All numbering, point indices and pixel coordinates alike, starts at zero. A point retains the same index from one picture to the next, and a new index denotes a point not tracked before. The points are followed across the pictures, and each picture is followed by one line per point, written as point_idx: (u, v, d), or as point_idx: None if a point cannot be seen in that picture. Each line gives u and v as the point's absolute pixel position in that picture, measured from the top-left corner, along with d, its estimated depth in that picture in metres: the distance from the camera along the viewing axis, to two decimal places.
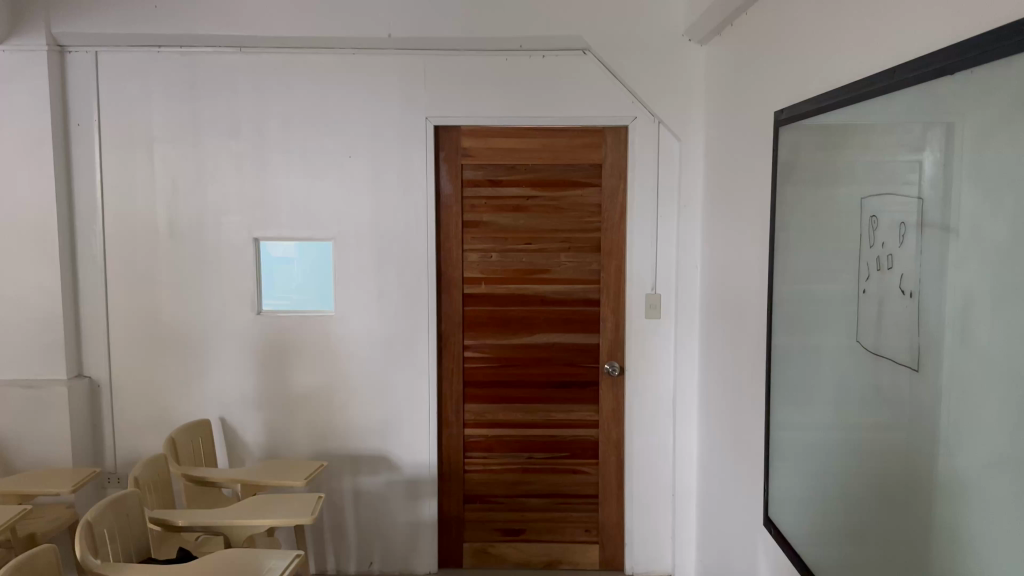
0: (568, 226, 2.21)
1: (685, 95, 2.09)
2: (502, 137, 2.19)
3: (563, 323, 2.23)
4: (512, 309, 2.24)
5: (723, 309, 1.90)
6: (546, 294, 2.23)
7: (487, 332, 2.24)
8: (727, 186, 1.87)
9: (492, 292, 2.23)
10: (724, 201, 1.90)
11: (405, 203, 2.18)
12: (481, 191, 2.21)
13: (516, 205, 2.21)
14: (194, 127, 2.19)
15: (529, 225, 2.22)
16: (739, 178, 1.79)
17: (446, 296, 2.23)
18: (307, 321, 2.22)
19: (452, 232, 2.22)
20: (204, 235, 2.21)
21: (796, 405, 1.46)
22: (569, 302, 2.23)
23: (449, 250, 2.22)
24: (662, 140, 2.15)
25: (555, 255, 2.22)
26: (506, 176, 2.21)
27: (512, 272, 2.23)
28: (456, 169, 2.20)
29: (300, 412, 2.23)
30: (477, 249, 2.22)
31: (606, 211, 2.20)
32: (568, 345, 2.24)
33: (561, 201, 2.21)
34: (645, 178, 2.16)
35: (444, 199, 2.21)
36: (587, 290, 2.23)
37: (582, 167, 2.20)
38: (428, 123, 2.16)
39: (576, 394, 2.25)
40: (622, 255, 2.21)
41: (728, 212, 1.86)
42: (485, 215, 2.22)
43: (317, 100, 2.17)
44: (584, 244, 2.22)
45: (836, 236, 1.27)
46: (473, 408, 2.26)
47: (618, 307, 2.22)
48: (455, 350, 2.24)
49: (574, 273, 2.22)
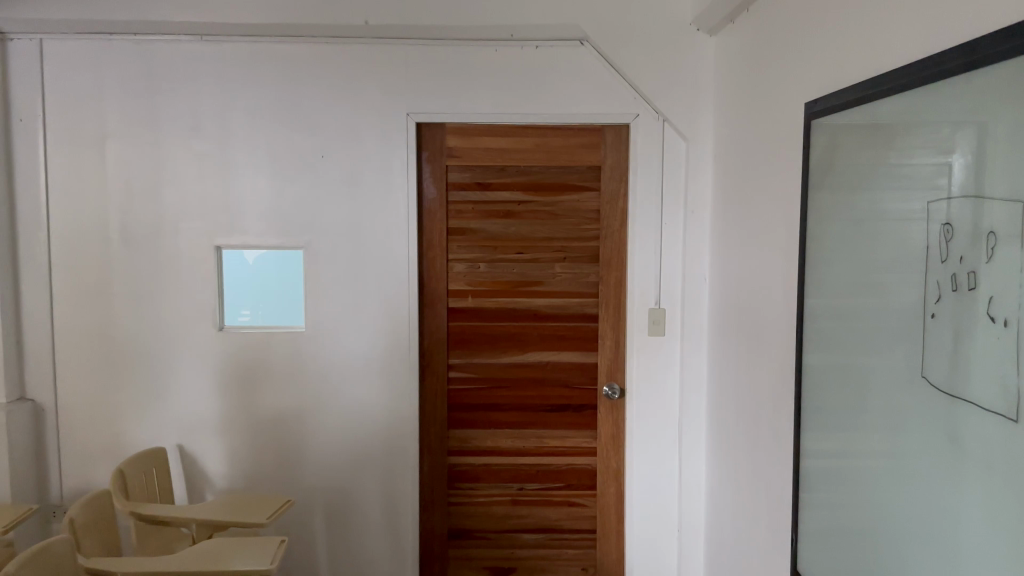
0: (563, 234, 2.01)
1: (694, 90, 1.90)
2: (491, 136, 1.98)
3: (557, 340, 2.03)
4: (501, 326, 2.03)
5: (739, 327, 1.70)
6: (540, 309, 2.03)
7: (474, 350, 2.04)
8: (744, 191, 1.67)
9: (479, 306, 2.03)
10: (738, 207, 1.70)
11: (384, 208, 1.97)
12: (468, 195, 2.01)
13: (507, 211, 2.01)
14: (152, 123, 1.98)
15: (521, 233, 2.02)
16: (758, 182, 1.59)
17: (429, 310, 2.02)
18: (274, 339, 2.00)
19: (436, 240, 2.01)
20: (161, 244, 2.00)
21: (830, 443, 1.26)
22: (564, 318, 2.03)
23: (432, 260, 2.01)
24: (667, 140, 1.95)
25: (548, 265, 2.02)
26: (495, 180, 2.00)
27: (501, 284, 2.03)
28: (440, 171, 2.00)
29: (267, 439, 2.02)
30: (463, 259, 2.02)
31: (605, 218, 2.00)
32: (563, 364, 2.04)
33: (555, 207, 2.01)
34: (648, 181, 1.96)
35: (427, 204, 2.01)
36: (584, 304, 2.02)
37: (578, 169, 2.00)
38: (410, 120, 1.96)
39: (572, 418, 2.05)
40: (622, 266, 2.01)
41: (745, 220, 1.65)
42: (473, 221, 2.01)
43: (287, 94, 1.96)
44: (581, 254, 2.02)
45: (885, 247, 1.06)
46: (458, 435, 2.05)
47: (618, 324, 2.02)
48: (439, 370, 2.03)
49: (570, 285, 2.02)
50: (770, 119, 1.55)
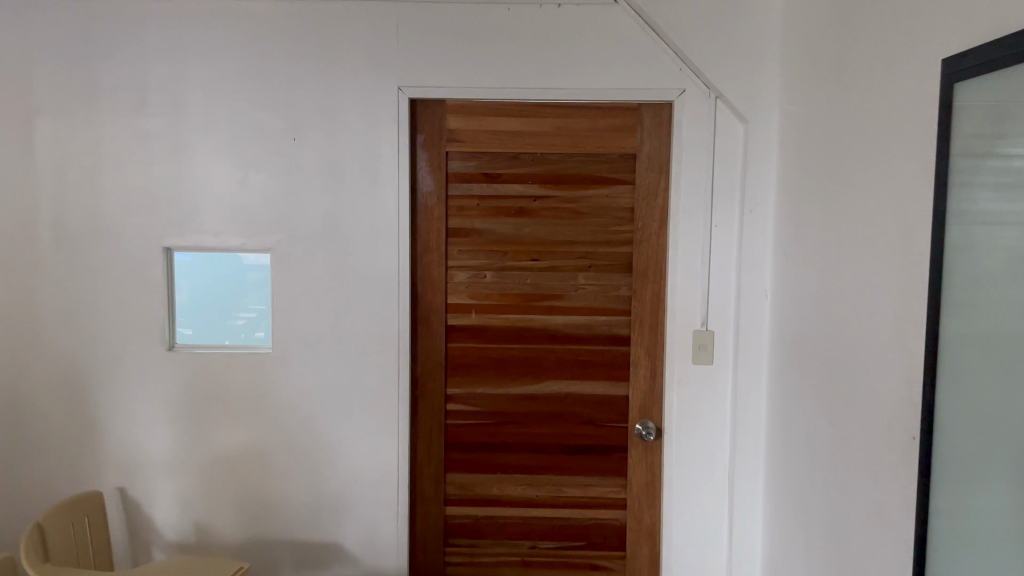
0: (588, 237, 1.64)
1: (756, 61, 1.53)
2: (501, 116, 1.61)
3: (579, 368, 1.66)
4: (511, 348, 1.67)
5: (819, 363, 1.32)
6: (558, 328, 1.66)
7: (479, 378, 1.67)
8: (829, 186, 1.29)
9: (485, 323, 1.66)
10: (820, 208, 1.32)
11: (368, 203, 1.60)
12: (472, 188, 1.64)
13: (520, 208, 1.64)
14: (90, 98, 1.62)
15: (536, 235, 1.65)
16: (850, 174, 1.21)
17: (423, 328, 1.66)
18: (235, 362, 1.64)
19: (433, 243, 1.65)
20: (98, 245, 1.63)
21: (974, 547, 0.89)
22: (589, 340, 1.66)
23: (428, 267, 1.65)
24: (720, 121, 1.56)
25: (570, 276, 1.65)
26: (507, 170, 1.63)
27: (512, 297, 1.66)
28: (438, 159, 1.63)
29: (226, 481, 1.67)
30: (466, 266, 1.65)
31: (640, 219, 1.63)
32: (586, 396, 1.67)
33: (579, 205, 1.64)
34: (695, 175, 1.58)
35: (422, 199, 1.64)
36: (612, 323, 1.65)
37: (607, 157, 1.62)
38: (402, 95, 1.58)
39: (595, 462, 1.68)
40: (661, 278, 1.63)
41: (832, 226, 1.27)
42: (478, 221, 1.65)
43: (254, 62, 1.59)
44: (610, 261, 1.64)
45: None
46: (458, 480, 1.69)
47: (656, 348, 1.64)
48: (434, 401, 1.67)
49: (596, 299, 1.65)
50: (868, 89, 1.15)
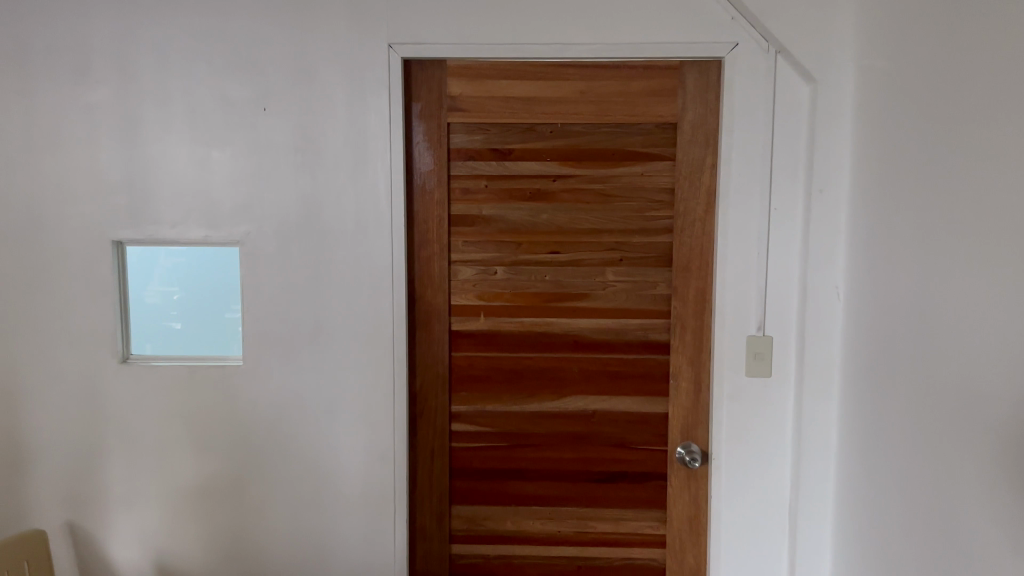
0: (619, 224, 1.36)
1: (825, 8, 1.25)
2: (514, 78, 1.33)
3: (608, 381, 1.39)
4: (527, 358, 1.40)
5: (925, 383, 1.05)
6: (583, 333, 1.39)
7: (490, 394, 1.41)
8: (941, 158, 1.02)
9: (496, 328, 1.40)
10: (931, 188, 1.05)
11: (353, 187, 1.33)
12: (479, 167, 1.37)
13: (536, 190, 1.37)
14: (22, 63, 1.35)
15: (556, 223, 1.37)
16: (982, 142, 0.93)
17: (421, 334, 1.39)
18: (199, 376, 1.38)
19: (432, 233, 1.37)
20: (36, 239, 1.37)
21: None
22: (619, 347, 1.39)
23: (428, 261, 1.38)
24: (781, 82, 1.28)
25: (597, 271, 1.38)
26: (520, 144, 1.36)
27: (527, 297, 1.39)
28: (438, 131, 1.35)
29: (193, 515, 1.42)
30: (472, 259, 1.39)
31: (682, 201, 1.35)
32: (617, 415, 1.40)
33: (607, 185, 1.36)
34: (749, 147, 1.30)
35: (419, 180, 1.36)
36: (648, 327, 1.38)
37: (641, 128, 1.34)
38: (393, 54, 1.31)
39: (627, 492, 1.41)
40: (708, 273, 1.35)
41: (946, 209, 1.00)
42: (487, 206, 1.37)
43: (215, 17, 1.32)
44: (645, 253, 1.37)
45: None
46: (466, 512, 1.43)
47: (702, 357, 1.37)
48: (436, 422, 1.40)
49: (628, 299, 1.38)
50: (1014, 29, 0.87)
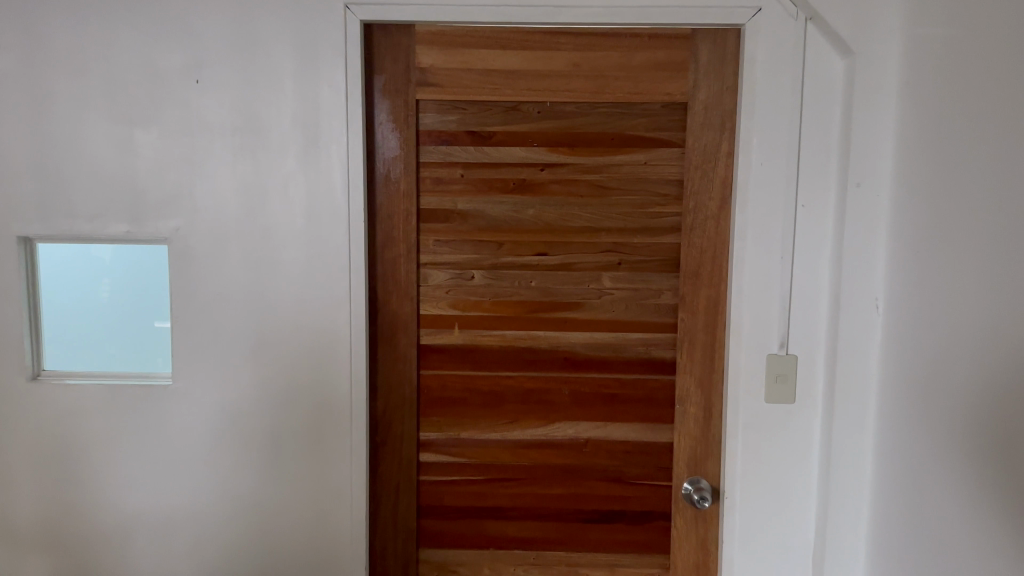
0: (618, 222, 1.16)
1: None
2: (495, 48, 1.12)
3: (602, 405, 1.19)
4: (510, 378, 1.19)
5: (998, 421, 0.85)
6: (574, 350, 1.19)
7: (465, 420, 1.20)
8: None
9: (473, 343, 1.19)
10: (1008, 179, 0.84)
11: (303, 175, 1.12)
12: (454, 153, 1.16)
13: (521, 181, 1.16)
14: None
15: (544, 220, 1.17)
16: None
17: (385, 350, 1.18)
18: (121, 398, 1.17)
19: (398, 230, 1.16)
20: None
21: None
22: (617, 366, 1.19)
23: (393, 264, 1.17)
24: (810, 56, 1.08)
25: (592, 276, 1.17)
26: (503, 126, 1.15)
27: (509, 306, 1.18)
28: (405, 110, 1.14)
29: (115, 560, 1.21)
30: (445, 262, 1.18)
31: (692, 195, 1.14)
32: (614, 445, 1.20)
33: (604, 176, 1.16)
34: (773, 132, 1.10)
35: (382, 167, 1.15)
36: (651, 343, 1.18)
37: (645, 109, 1.14)
38: (352, 17, 1.10)
39: (623, 534, 1.22)
40: (722, 281, 1.15)
41: None
42: (462, 199, 1.17)
43: None
44: (648, 255, 1.16)
45: None
46: (436, 557, 1.23)
47: (714, 380, 1.17)
48: (402, 452, 1.19)
49: (628, 310, 1.18)
50: None
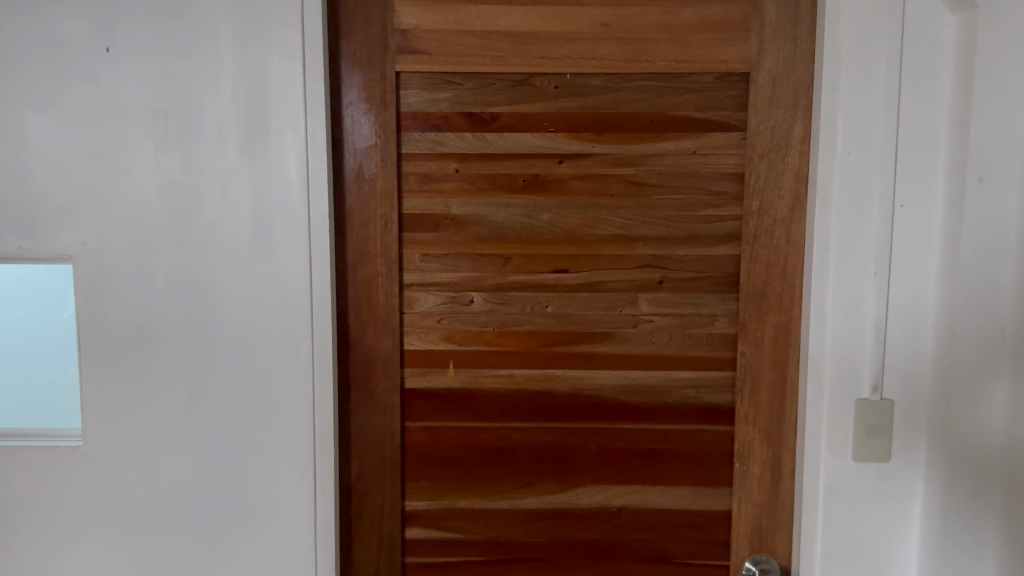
0: (659, 229, 0.90)
1: None
2: (499, 3, 0.86)
3: (639, 465, 0.93)
4: (521, 431, 0.93)
5: None
6: (603, 394, 0.92)
7: (463, 485, 0.94)
8: None
9: (473, 386, 0.92)
10: None
11: (250, 172, 0.85)
12: (446, 140, 0.89)
13: (534, 177, 0.90)
14: None
15: (564, 227, 0.90)
16: None
17: (358, 397, 0.91)
18: (16, 466, 0.89)
19: (374, 242, 0.90)
20: None
21: None
22: (659, 414, 0.92)
23: (368, 285, 0.90)
24: (913, 9, 0.83)
25: (625, 299, 0.91)
26: (510, 106, 0.88)
27: (520, 339, 0.92)
28: (382, 85, 0.87)
29: None
30: (436, 282, 0.91)
31: (756, 193, 0.88)
32: (657, 515, 0.93)
33: (642, 170, 0.89)
34: (864, 110, 0.84)
35: (352, 161, 0.88)
36: (703, 384, 0.92)
37: (694, 81, 0.88)
38: None
39: None
40: (794, 306, 0.89)
41: None
42: (458, 201, 0.90)
43: None
44: (698, 272, 0.90)
45: None
46: None
47: (784, 431, 0.91)
48: (383, 527, 0.93)
49: (672, 341, 0.91)
50: None
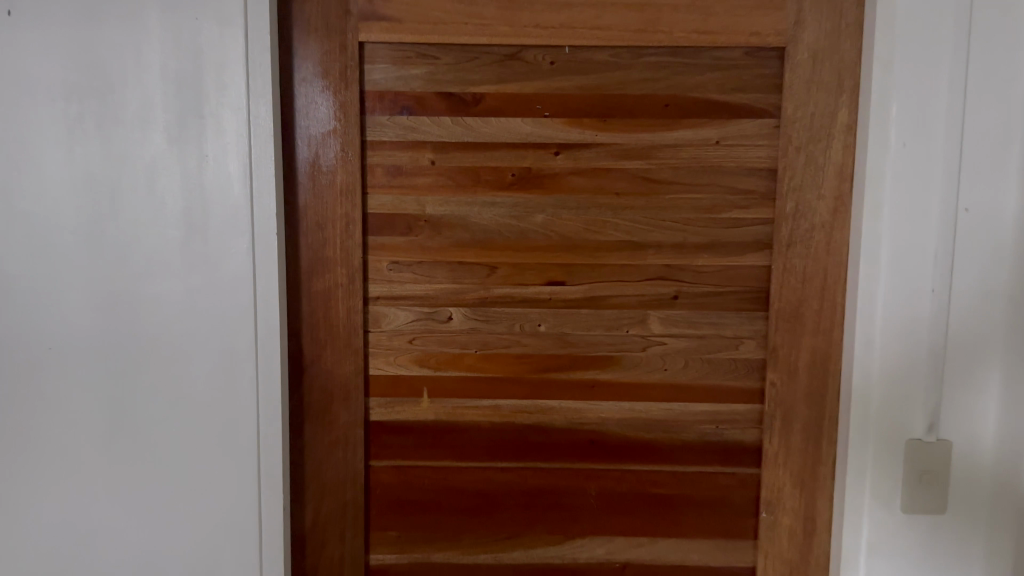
0: (673, 234, 0.75)
1: None
2: None
3: (648, 513, 0.79)
4: (507, 472, 0.78)
5: None
6: (606, 430, 0.78)
7: (439, 535, 0.79)
8: None
9: (451, 419, 0.78)
10: None
11: (182, 162, 0.71)
12: (421, 126, 0.74)
13: (525, 171, 0.75)
14: None
15: (561, 232, 0.75)
16: None
17: (313, 431, 0.77)
18: None
19: (333, 247, 0.75)
20: None
21: None
22: (671, 454, 0.78)
23: (326, 299, 0.76)
24: None
25: (633, 317, 0.77)
26: (497, 85, 0.74)
27: (507, 364, 0.77)
28: (342, 59, 0.73)
29: None
30: (408, 296, 0.77)
31: (791, 193, 0.74)
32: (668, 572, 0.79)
33: (655, 164, 0.74)
34: (924, 93, 0.69)
35: (307, 150, 0.74)
36: (723, 417, 0.78)
37: (718, 57, 0.73)
38: None
39: None
40: (835, 328, 0.75)
41: None
42: (434, 199, 0.75)
43: None
44: (719, 286, 0.76)
45: None
46: None
47: (820, 476, 0.77)
48: None
49: (687, 367, 0.77)
50: None
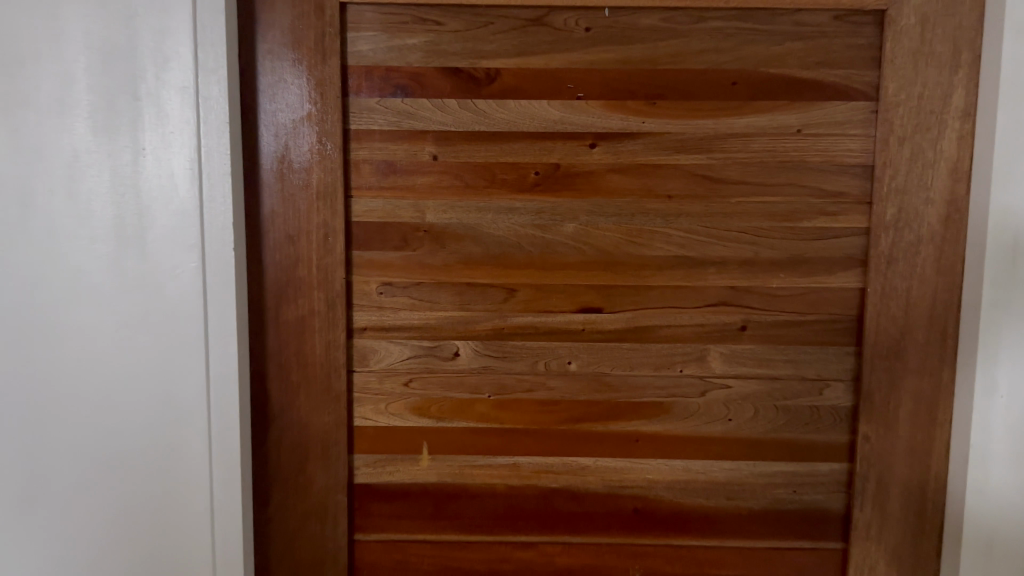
0: (739, 248, 0.59)
1: None
2: None
3: None
4: (528, 547, 0.62)
5: None
6: (653, 495, 0.62)
7: None
8: None
9: (457, 481, 0.62)
10: None
11: (111, 157, 0.54)
12: (419, 111, 0.58)
13: (551, 169, 0.59)
14: None
15: (597, 246, 0.60)
16: None
17: (283, 498, 0.61)
18: None
19: (308, 265, 0.59)
20: None
21: None
22: (735, 524, 0.62)
23: (299, 330, 0.60)
24: None
25: (687, 353, 0.61)
26: (516, 60, 0.58)
27: (528, 411, 0.61)
28: (318, 25, 0.57)
29: None
30: (404, 327, 0.61)
31: (892, 196, 0.58)
32: None
33: (718, 160, 0.59)
34: None
35: (272, 142, 0.58)
36: (800, 478, 0.62)
37: (799, 24, 0.57)
38: None
39: None
40: (944, 367, 0.59)
41: None
42: (435, 204, 0.59)
43: None
44: (798, 313, 0.60)
45: None
46: None
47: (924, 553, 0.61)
48: None
49: (755, 416, 0.61)
50: None
